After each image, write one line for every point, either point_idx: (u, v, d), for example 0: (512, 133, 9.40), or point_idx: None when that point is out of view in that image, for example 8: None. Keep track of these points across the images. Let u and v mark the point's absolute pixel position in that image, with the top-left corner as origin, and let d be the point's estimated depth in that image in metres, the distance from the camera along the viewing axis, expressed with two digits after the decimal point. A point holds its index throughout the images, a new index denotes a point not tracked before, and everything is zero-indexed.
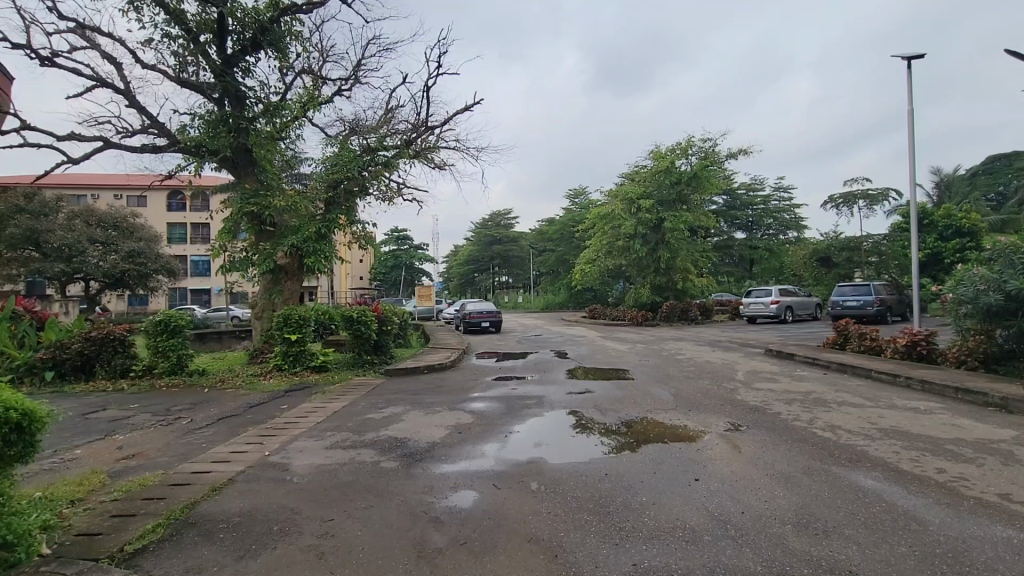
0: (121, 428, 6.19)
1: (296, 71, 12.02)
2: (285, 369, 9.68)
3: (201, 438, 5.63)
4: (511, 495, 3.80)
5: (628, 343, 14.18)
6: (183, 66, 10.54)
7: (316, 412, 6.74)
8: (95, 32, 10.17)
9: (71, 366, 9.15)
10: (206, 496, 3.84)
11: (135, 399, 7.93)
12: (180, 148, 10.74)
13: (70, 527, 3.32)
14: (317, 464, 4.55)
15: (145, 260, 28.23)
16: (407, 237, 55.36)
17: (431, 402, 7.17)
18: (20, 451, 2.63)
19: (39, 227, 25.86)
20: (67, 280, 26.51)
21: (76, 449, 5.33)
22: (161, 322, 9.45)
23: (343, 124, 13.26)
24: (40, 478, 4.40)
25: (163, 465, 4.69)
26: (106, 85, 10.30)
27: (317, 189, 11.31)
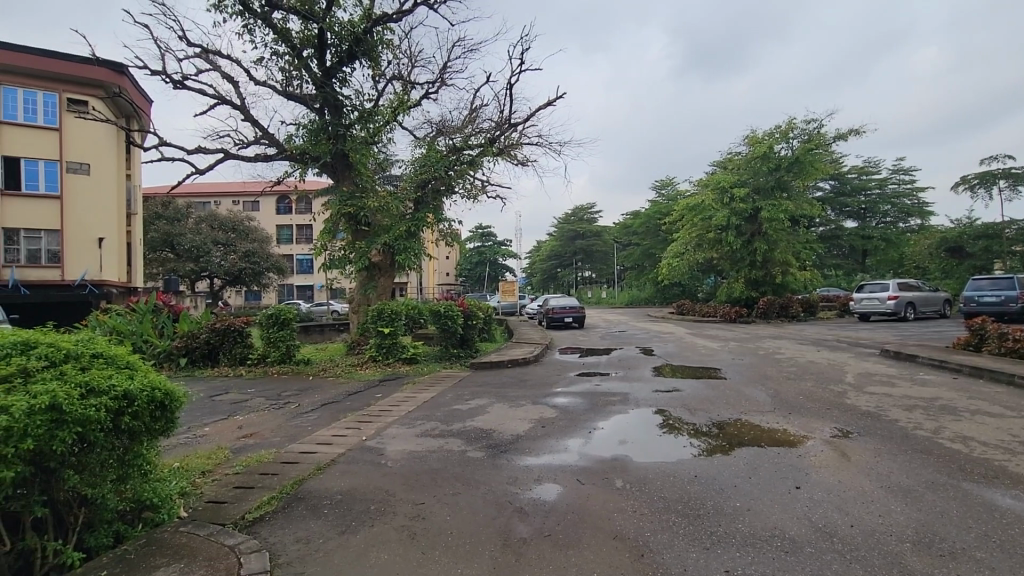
0: (240, 410, 6.92)
1: (387, 77, 12.63)
2: (379, 360, 10.29)
3: (308, 421, 6.15)
4: (595, 491, 3.75)
5: (721, 341, 13.45)
6: (289, 80, 11.47)
7: (406, 402, 7.08)
8: (216, 55, 11.34)
9: (200, 354, 10.36)
10: (312, 475, 4.18)
11: (252, 385, 8.81)
12: (288, 156, 11.71)
13: (201, 494, 3.77)
14: (408, 451, 4.80)
15: (258, 260, 31.27)
16: (491, 234, 56.48)
17: (515, 396, 7.28)
18: (164, 426, 3.01)
19: (175, 231, 29.53)
20: (196, 277, 30.07)
21: (205, 426, 6.04)
22: (272, 315, 10.40)
23: (431, 125, 13.77)
24: (179, 450, 5.03)
25: (276, 444, 5.19)
26: (226, 102, 11.46)
27: (407, 190, 11.89)
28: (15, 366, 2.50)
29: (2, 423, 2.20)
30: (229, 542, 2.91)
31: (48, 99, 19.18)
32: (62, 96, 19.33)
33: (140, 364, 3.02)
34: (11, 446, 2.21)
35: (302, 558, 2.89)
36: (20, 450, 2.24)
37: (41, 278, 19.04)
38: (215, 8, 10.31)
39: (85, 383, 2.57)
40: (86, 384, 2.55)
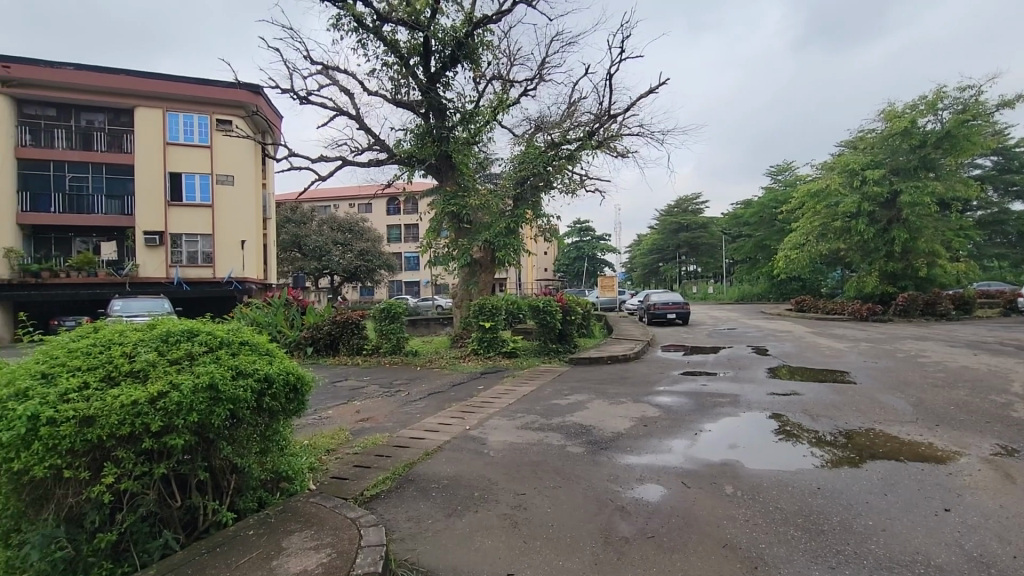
0: (358, 396, 7.55)
1: (487, 78, 12.97)
2: (480, 353, 10.66)
3: (416, 409, 6.55)
4: (702, 496, 3.58)
5: (848, 341, 12.12)
6: (398, 88, 12.20)
7: (507, 394, 7.27)
8: (335, 70, 12.36)
9: (323, 344, 11.44)
10: (421, 459, 4.43)
11: (367, 373, 9.57)
12: (397, 160, 12.45)
13: (327, 470, 4.18)
14: (509, 442, 4.93)
15: (372, 258, 33.95)
16: (589, 228, 55.69)
17: (616, 393, 7.16)
18: (295, 408, 3.37)
19: (302, 233, 32.81)
20: (319, 274, 33.26)
21: (329, 409, 6.69)
22: (384, 309, 11.18)
23: (530, 122, 13.92)
24: (308, 429, 5.62)
25: (389, 428, 5.59)
26: (343, 113, 12.48)
27: (507, 188, 12.17)
28: (182, 351, 2.92)
29: (175, 398, 2.58)
30: (351, 514, 3.15)
31: (202, 121, 22.23)
32: (212, 117, 22.30)
33: (276, 350, 3.40)
34: (180, 418, 2.59)
35: (413, 536, 3.09)
36: (188, 422, 2.62)
37: (199, 275, 22.21)
38: (333, 26, 11.20)
39: (235, 366, 2.95)
40: (236, 367, 2.94)
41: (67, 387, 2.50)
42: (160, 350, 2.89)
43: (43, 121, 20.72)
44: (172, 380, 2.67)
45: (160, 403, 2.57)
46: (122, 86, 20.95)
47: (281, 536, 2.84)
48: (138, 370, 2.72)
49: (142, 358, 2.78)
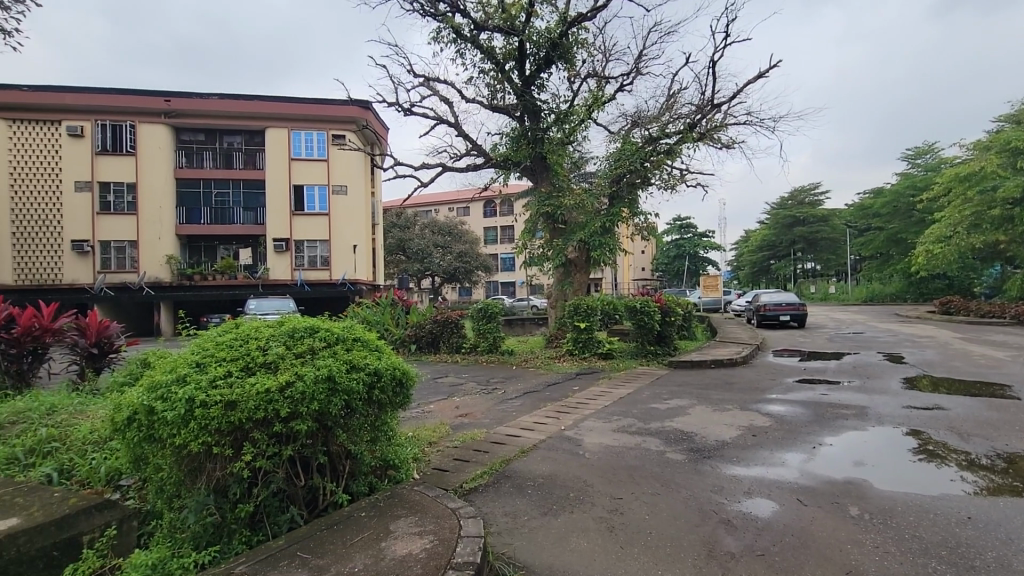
0: (457, 392, 7.85)
1: (582, 76, 12.86)
2: (575, 354, 10.59)
3: (513, 407, 6.67)
4: (821, 516, 3.26)
5: (1010, 349, 10.36)
6: (495, 94, 12.48)
7: (603, 396, 7.15)
8: (436, 81, 12.94)
9: (426, 341, 12.06)
10: (517, 456, 4.51)
11: (466, 370, 9.93)
12: (493, 163, 12.73)
13: (430, 460, 4.41)
14: (605, 444, 4.85)
15: (469, 259, 35.34)
16: (691, 225, 53.03)
17: (720, 399, 6.75)
18: (401, 401, 3.59)
19: (406, 237, 34.81)
20: (422, 276, 35.12)
21: (431, 403, 7.03)
22: (481, 308, 11.53)
23: (626, 117, 13.60)
24: (412, 422, 5.95)
25: (486, 425, 5.75)
26: (443, 122, 13.02)
27: (602, 186, 11.95)
28: (305, 346, 3.23)
29: (300, 388, 2.87)
30: (452, 505, 3.27)
31: (320, 137, 24.44)
32: (329, 133, 24.44)
33: (383, 347, 3.64)
34: (305, 406, 2.88)
35: (510, 530, 3.16)
36: (311, 410, 2.90)
37: (318, 278, 24.44)
38: (434, 39, 11.72)
39: (350, 360, 3.22)
40: (350, 361, 3.20)
41: (215, 374, 2.87)
42: (288, 344, 3.23)
43: (195, 145, 24.00)
44: (297, 371, 2.97)
45: (287, 392, 2.86)
46: (256, 111, 23.69)
47: (389, 520, 3.04)
48: (270, 362, 3.05)
49: (273, 352, 3.11)
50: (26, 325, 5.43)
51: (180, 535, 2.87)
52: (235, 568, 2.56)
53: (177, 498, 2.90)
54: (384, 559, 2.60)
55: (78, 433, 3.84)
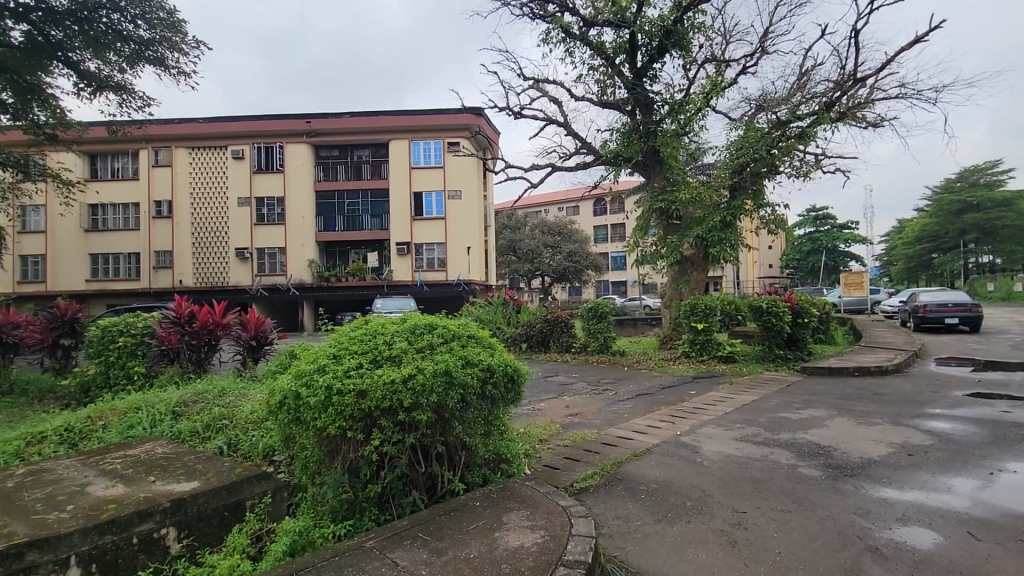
0: (567, 391, 7.85)
1: (699, 62, 12.17)
2: (692, 357, 10.03)
3: (625, 408, 6.51)
4: (1000, 555, 2.73)
5: None
6: (605, 90, 12.27)
7: (724, 402, 6.69)
8: (545, 82, 13.05)
9: (536, 340, 12.23)
10: (629, 459, 4.38)
11: (576, 370, 9.88)
12: (603, 160, 12.51)
13: (540, 457, 4.46)
14: (726, 453, 4.53)
15: (579, 258, 35.14)
16: (828, 216, 47.56)
17: (866, 411, 5.97)
18: (512, 397, 3.68)
19: (517, 237, 35.57)
20: (533, 275, 35.65)
21: (542, 401, 7.11)
22: (591, 308, 11.41)
23: (750, 102, 12.59)
24: (523, 418, 6.07)
25: (597, 425, 5.68)
26: (553, 122, 13.09)
27: (722, 177, 11.18)
28: (425, 341, 3.44)
29: (420, 381, 3.06)
30: (563, 502, 3.28)
31: (437, 146, 25.93)
32: (445, 141, 25.85)
33: (496, 344, 3.75)
34: (425, 398, 3.06)
35: (622, 534, 3.07)
36: (430, 401, 3.07)
37: (435, 278, 25.91)
38: (543, 41, 11.83)
39: (464, 356, 3.36)
40: (465, 357, 3.35)
41: (349, 365, 3.16)
42: (409, 339, 3.46)
43: (330, 160, 26.74)
44: (418, 365, 3.17)
45: (410, 383, 3.06)
46: (381, 125, 25.79)
47: (502, 512, 3.12)
48: (395, 355, 3.29)
49: (398, 346, 3.35)
50: (204, 320, 6.62)
51: (321, 507, 3.21)
52: (366, 542, 2.80)
53: (318, 475, 3.24)
54: (497, 549, 2.68)
55: (241, 413, 4.47)
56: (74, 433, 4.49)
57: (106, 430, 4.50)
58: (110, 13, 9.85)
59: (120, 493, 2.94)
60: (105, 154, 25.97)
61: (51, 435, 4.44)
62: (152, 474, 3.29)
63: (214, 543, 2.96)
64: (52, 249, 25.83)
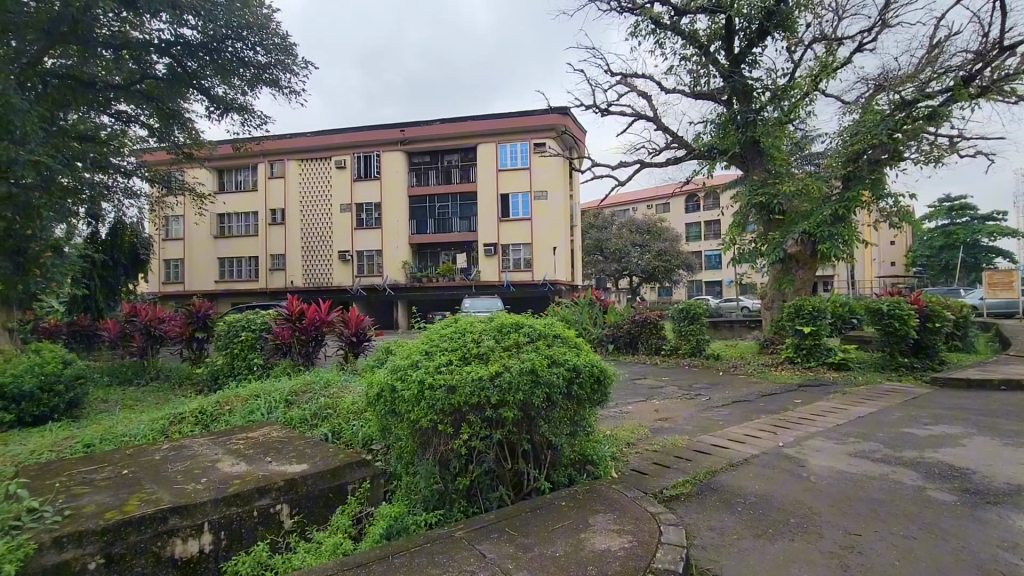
0: (658, 395, 7.58)
1: (806, 43, 11.22)
2: (797, 362, 9.27)
3: (721, 415, 6.15)
4: None
5: None
6: (698, 80, 11.68)
7: (835, 413, 6.10)
8: (633, 77, 12.72)
9: (624, 341, 11.93)
10: (724, 469, 4.13)
11: (666, 373, 9.53)
12: (696, 154, 11.92)
13: (628, 461, 4.35)
14: (836, 469, 4.13)
15: (670, 258, 33.82)
16: (965, 207, 41.71)
17: (1014, 430, 5.15)
18: (598, 399, 3.62)
19: (604, 237, 35.00)
20: (620, 275, 34.86)
21: (630, 404, 6.93)
22: (683, 309, 10.94)
23: (868, 82, 11.38)
24: (610, 421, 5.94)
25: (690, 432, 5.42)
26: (642, 117, 12.73)
27: (833, 166, 10.21)
28: (512, 340, 3.49)
29: (506, 378, 3.11)
30: (652, 509, 3.16)
31: (523, 147, 26.21)
32: (531, 142, 26.05)
33: (582, 344, 3.71)
34: (510, 395, 3.11)
35: (716, 547, 2.91)
36: (516, 399, 3.12)
37: (522, 279, 26.20)
38: (631, 34, 11.57)
39: (549, 355, 3.36)
40: (550, 357, 3.35)
41: (439, 362, 3.28)
42: (497, 338, 3.53)
43: (423, 166, 28.03)
44: (504, 363, 3.22)
45: (496, 381, 3.12)
46: (470, 130, 26.59)
47: (588, 513, 3.08)
48: (483, 353, 3.37)
49: (485, 344, 3.43)
50: (312, 318, 7.26)
51: (414, 496, 3.36)
52: (455, 532, 2.89)
53: (410, 465, 3.40)
54: (583, 550, 2.65)
55: (343, 403, 4.81)
56: (206, 415, 5.09)
57: (232, 414, 5.06)
58: (235, 42, 11.05)
59: (242, 470, 3.30)
60: (231, 169, 29.19)
61: (188, 416, 5.08)
62: (270, 455, 3.65)
63: (320, 522, 3.22)
64: (189, 254, 29.53)
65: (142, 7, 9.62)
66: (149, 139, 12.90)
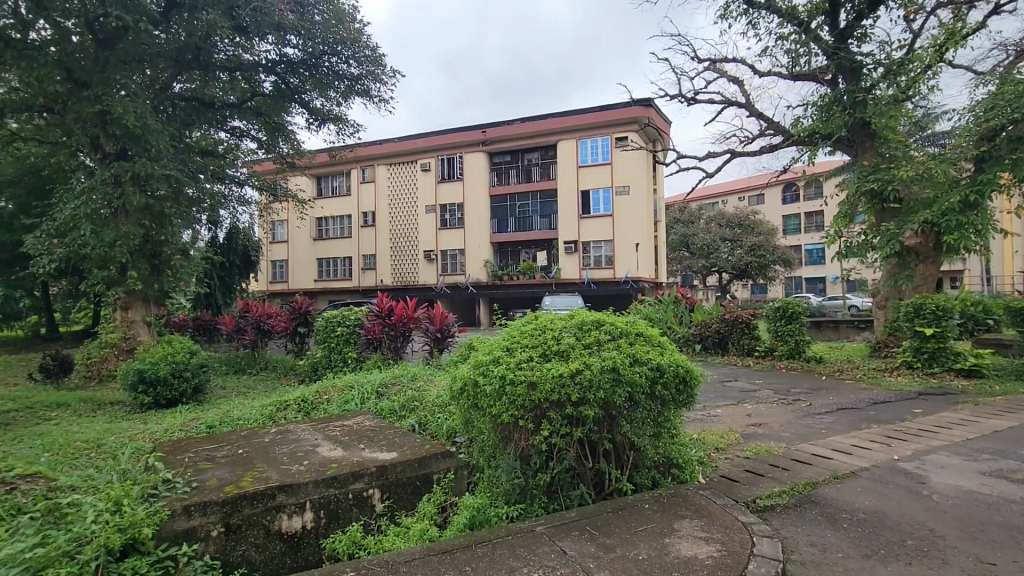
0: (750, 399, 7.11)
1: (928, 10, 9.99)
2: (916, 368, 8.28)
3: (823, 423, 5.64)
4: None
5: None
6: (797, 60, 10.79)
7: (964, 426, 5.36)
8: (723, 62, 12.01)
9: (712, 341, 11.34)
10: (827, 481, 3.79)
11: (760, 376, 8.91)
12: (796, 140, 11.01)
13: (717, 467, 4.11)
14: (966, 489, 3.62)
15: (765, 253, 31.64)
16: None
17: None
18: (684, 400, 3.46)
19: (690, 232, 33.43)
20: (709, 272, 33.16)
21: (719, 408, 6.56)
22: (779, 308, 10.18)
23: (1007, 48, 9.90)
24: (697, 424, 5.66)
25: (787, 439, 5.02)
26: (732, 104, 11.99)
27: (962, 147, 8.99)
28: (593, 337, 3.43)
29: (587, 376, 3.07)
30: (743, 518, 2.97)
31: (605, 142, 25.71)
32: (612, 137, 25.48)
33: (667, 343, 3.57)
34: (591, 393, 3.06)
35: (817, 563, 2.67)
36: (598, 397, 3.07)
37: (603, 276, 25.75)
38: (720, 18, 10.94)
39: (632, 354, 3.27)
40: (633, 355, 3.25)
41: (521, 359, 3.30)
42: (578, 335, 3.49)
43: (503, 166, 28.44)
44: (585, 361, 3.18)
45: (577, 378, 3.08)
46: (550, 128, 26.58)
47: (673, 518, 2.96)
48: (563, 350, 3.34)
49: (566, 342, 3.40)
50: (399, 315, 7.63)
51: (496, 489, 3.40)
52: (536, 527, 2.90)
53: (492, 458, 3.44)
54: (667, 555, 2.54)
55: (429, 397, 5.00)
56: (307, 403, 5.52)
57: (329, 403, 5.44)
58: (331, 57, 11.91)
59: (339, 456, 3.53)
60: (328, 176, 31.41)
61: (292, 403, 5.54)
62: (363, 442, 3.88)
63: (408, 508, 3.36)
64: (293, 255, 32.18)
65: (251, 31, 10.64)
66: (258, 151, 14.24)
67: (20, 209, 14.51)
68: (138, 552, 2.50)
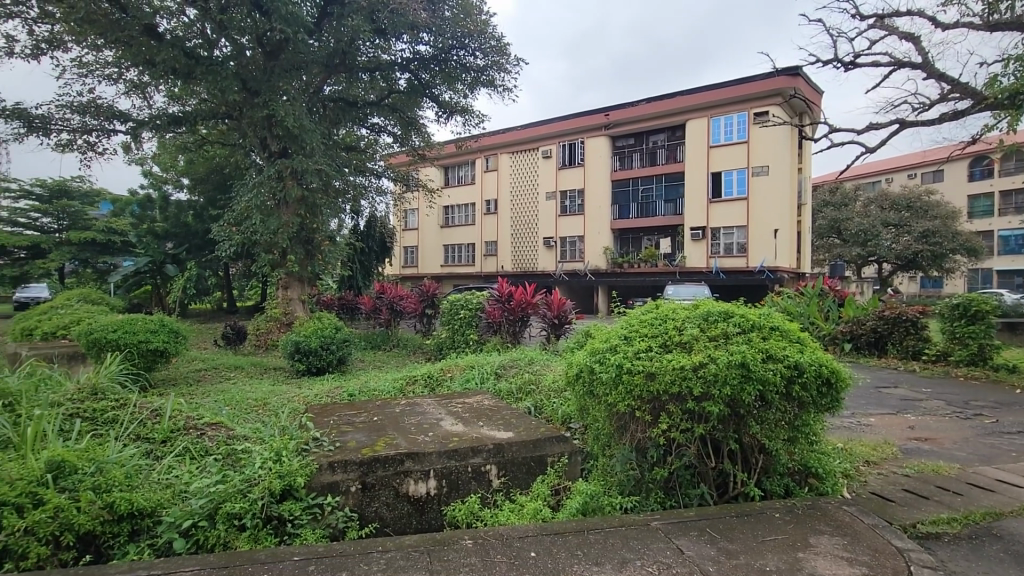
0: (912, 409, 6.12)
1: None
2: None
3: (1015, 445, 4.66)
4: None
5: None
6: (994, 7, 8.91)
7: None
8: (893, 17, 10.29)
9: (866, 341, 9.91)
10: (1017, 513, 3.12)
11: (927, 383, 7.62)
12: (991, 104, 9.13)
13: (867, 482, 3.61)
14: None
15: (940, 240, 26.85)
16: None
17: None
18: (828, 404, 3.07)
19: (842, 217, 29.40)
20: (865, 262, 29.04)
21: (871, 416, 5.74)
22: (958, 305, 8.62)
23: None
24: (842, 433, 5.01)
25: (961, 459, 4.24)
26: (903, 66, 10.24)
27: None
28: (720, 330, 3.18)
29: (712, 370, 2.87)
30: (898, 543, 2.57)
31: (741, 119, 23.60)
32: (750, 112, 23.29)
33: (808, 339, 3.19)
34: (717, 388, 2.85)
35: None
36: (723, 393, 2.85)
37: (734, 265, 23.87)
38: None
39: (765, 349, 2.98)
40: (766, 350, 2.97)
41: (639, 347, 3.17)
42: (702, 327, 3.25)
43: (626, 150, 27.54)
44: (710, 353, 2.97)
45: (701, 371, 2.89)
46: (678, 107, 25.10)
47: (810, 531, 2.66)
48: (687, 341, 3.15)
49: (688, 333, 3.20)
50: (519, 300, 7.82)
51: (610, 479, 3.33)
52: (652, 521, 2.79)
53: (607, 447, 3.37)
54: (800, 571, 2.29)
55: (545, 381, 5.08)
56: (433, 379, 5.93)
57: (451, 381, 5.78)
58: (459, 51, 12.46)
59: (460, 431, 3.73)
60: (454, 166, 33.10)
61: (419, 379, 5.98)
62: (482, 420, 4.05)
63: (523, 487, 3.44)
64: (422, 242, 34.52)
65: (389, 32, 11.52)
66: (394, 145, 15.42)
67: (209, 202, 17.40)
68: (293, 497, 2.88)
